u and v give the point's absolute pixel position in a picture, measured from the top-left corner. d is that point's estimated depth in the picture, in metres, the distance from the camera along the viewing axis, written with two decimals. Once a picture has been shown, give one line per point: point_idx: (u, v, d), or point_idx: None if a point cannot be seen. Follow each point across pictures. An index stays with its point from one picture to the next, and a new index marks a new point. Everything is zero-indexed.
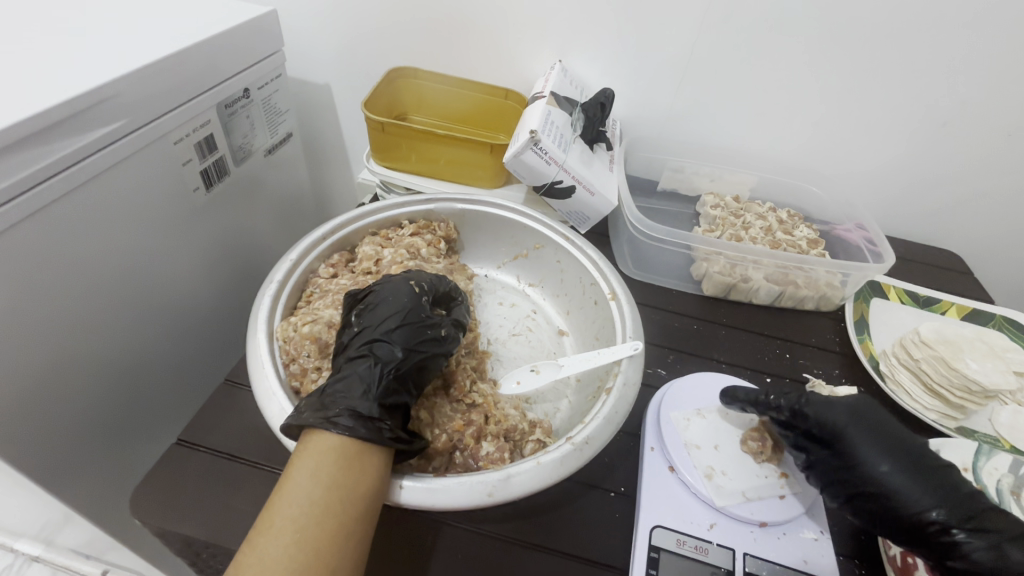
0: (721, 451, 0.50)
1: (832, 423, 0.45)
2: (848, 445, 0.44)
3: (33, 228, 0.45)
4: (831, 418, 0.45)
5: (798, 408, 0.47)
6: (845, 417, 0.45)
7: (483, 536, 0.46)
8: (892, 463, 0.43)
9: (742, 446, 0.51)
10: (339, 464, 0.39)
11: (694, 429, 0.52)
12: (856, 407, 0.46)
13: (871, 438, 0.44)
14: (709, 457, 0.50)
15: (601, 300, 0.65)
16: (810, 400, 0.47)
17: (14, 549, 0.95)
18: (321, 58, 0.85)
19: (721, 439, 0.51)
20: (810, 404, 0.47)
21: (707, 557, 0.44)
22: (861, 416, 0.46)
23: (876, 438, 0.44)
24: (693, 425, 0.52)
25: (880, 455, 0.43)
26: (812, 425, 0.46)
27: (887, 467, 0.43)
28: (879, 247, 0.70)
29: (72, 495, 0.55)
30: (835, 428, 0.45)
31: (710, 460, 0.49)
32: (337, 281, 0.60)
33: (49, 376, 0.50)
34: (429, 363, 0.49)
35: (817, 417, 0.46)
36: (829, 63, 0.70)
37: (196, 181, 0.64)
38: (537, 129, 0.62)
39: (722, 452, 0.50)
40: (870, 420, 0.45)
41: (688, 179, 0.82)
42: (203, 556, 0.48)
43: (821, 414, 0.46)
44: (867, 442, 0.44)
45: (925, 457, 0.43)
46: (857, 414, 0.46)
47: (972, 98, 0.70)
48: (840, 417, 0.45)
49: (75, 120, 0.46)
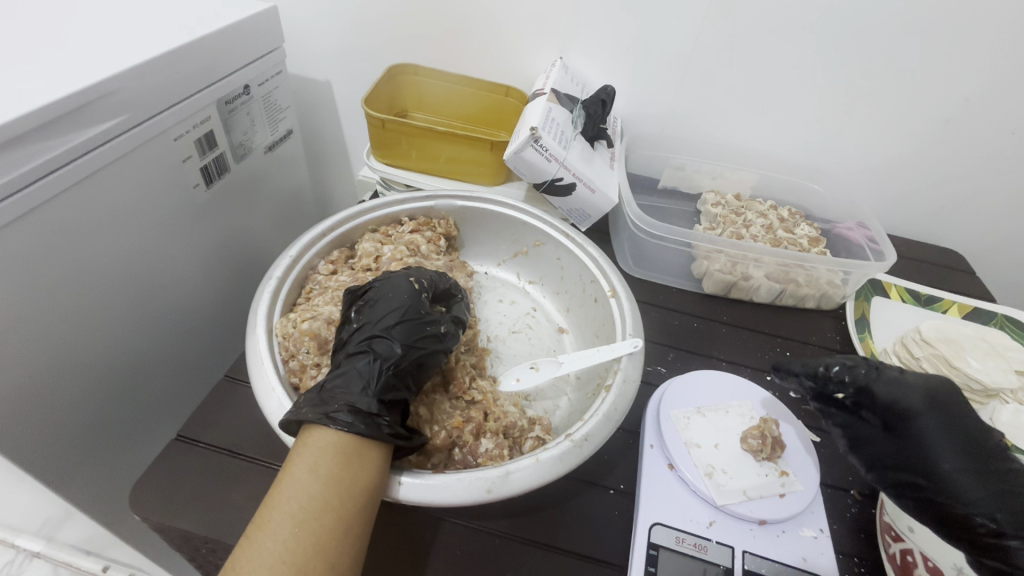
0: (721, 451, 0.50)
1: (904, 403, 0.45)
2: (915, 428, 0.44)
3: (34, 224, 0.45)
4: (905, 399, 0.45)
5: (864, 385, 0.47)
6: (918, 400, 0.45)
7: (480, 532, 0.46)
8: (955, 454, 0.42)
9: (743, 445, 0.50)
10: (336, 459, 0.39)
11: (693, 429, 0.52)
12: (935, 392, 0.46)
13: (942, 428, 0.44)
14: (709, 457, 0.49)
15: (601, 298, 0.65)
16: (883, 378, 0.47)
17: (14, 545, 0.95)
18: (322, 55, 0.85)
19: (720, 439, 0.51)
20: (883, 382, 0.47)
21: (706, 554, 0.44)
22: (938, 403, 0.45)
23: (947, 428, 0.44)
24: (692, 425, 0.52)
25: (943, 446, 0.43)
26: (880, 403, 0.46)
27: (950, 458, 0.42)
28: (880, 245, 0.70)
29: (70, 490, 0.55)
30: (905, 410, 0.45)
31: (711, 461, 0.49)
32: (337, 278, 0.60)
33: (48, 372, 0.49)
34: (428, 360, 0.49)
35: (888, 396, 0.46)
36: (832, 59, 0.69)
37: (197, 177, 0.63)
38: (537, 126, 0.62)
39: (722, 452, 0.50)
40: (947, 409, 0.45)
41: (689, 177, 0.82)
42: (202, 551, 0.48)
43: (893, 392, 0.46)
44: (932, 429, 0.44)
45: (994, 456, 0.42)
46: (934, 399, 0.45)
47: (976, 95, 0.69)
48: (914, 399, 0.45)
49: (74, 116, 0.46)
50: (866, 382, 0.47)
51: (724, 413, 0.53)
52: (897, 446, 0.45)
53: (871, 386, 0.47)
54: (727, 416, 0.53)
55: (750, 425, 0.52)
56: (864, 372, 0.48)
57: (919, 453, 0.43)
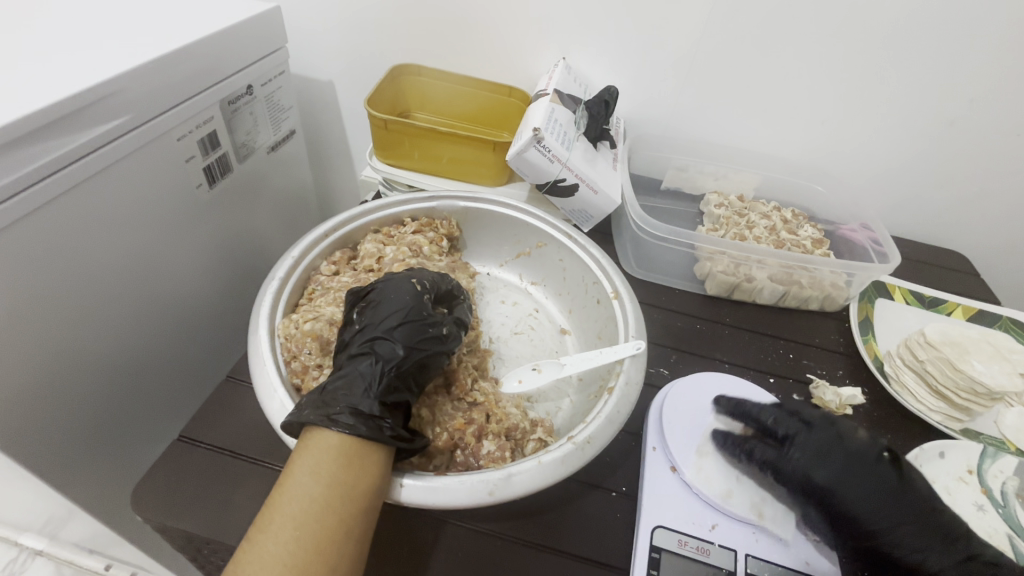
0: (746, 481, 0.48)
1: (815, 474, 0.45)
2: (837, 497, 0.44)
3: (36, 224, 0.45)
4: (816, 474, 0.45)
5: (779, 466, 0.46)
6: (828, 470, 0.45)
7: (482, 534, 0.46)
8: (877, 511, 0.43)
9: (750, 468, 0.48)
10: (338, 461, 0.39)
11: (710, 475, 0.48)
12: (837, 453, 0.46)
13: (858, 488, 0.44)
14: (745, 494, 0.47)
15: (603, 299, 0.65)
16: (790, 454, 0.46)
17: (18, 543, 0.96)
18: (325, 55, 0.85)
19: (735, 469, 0.48)
20: (794, 460, 0.46)
21: (709, 558, 0.44)
22: (848, 464, 0.45)
23: (863, 488, 0.44)
24: (705, 471, 0.48)
25: (866, 505, 0.43)
26: (796, 480, 0.45)
27: (874, 517, 0.43)
28: (884, 247, 0.69)
29: (73, 489, 0.55)
30: (820, 482, 0.44)
31: (750, 496, 0.47)
32: (339, 279, 0.60)
33: (50, 370, 0.49)
34: (431, 362, 0.49)
35: (798, 471, 0.45)
36: (838, 59, 0.69)
37: (199, 177, 0.64)
38: (540, 127, 0.62)
39: (746, 483, 0.47)
40: (858, 468, 0.45)
41: (693, 178, 0.81)
42: (204, 552, 0.48)
43: (801, 465, 0.45)
44: (847, 495, 0.44)
45: (911, 502, 0.44)
46: (839, 461, 0.45)
47: (982, 95, 0.69)
48: (822, 471, 0.45)
49: (76, 116, 0.46)
50: (776, 463, 0.46)
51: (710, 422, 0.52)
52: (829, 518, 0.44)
53: (782, 466, 0.46)
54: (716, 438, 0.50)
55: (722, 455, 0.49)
56: (772, 454, 0.47)
57: (847, 520, 0.43)
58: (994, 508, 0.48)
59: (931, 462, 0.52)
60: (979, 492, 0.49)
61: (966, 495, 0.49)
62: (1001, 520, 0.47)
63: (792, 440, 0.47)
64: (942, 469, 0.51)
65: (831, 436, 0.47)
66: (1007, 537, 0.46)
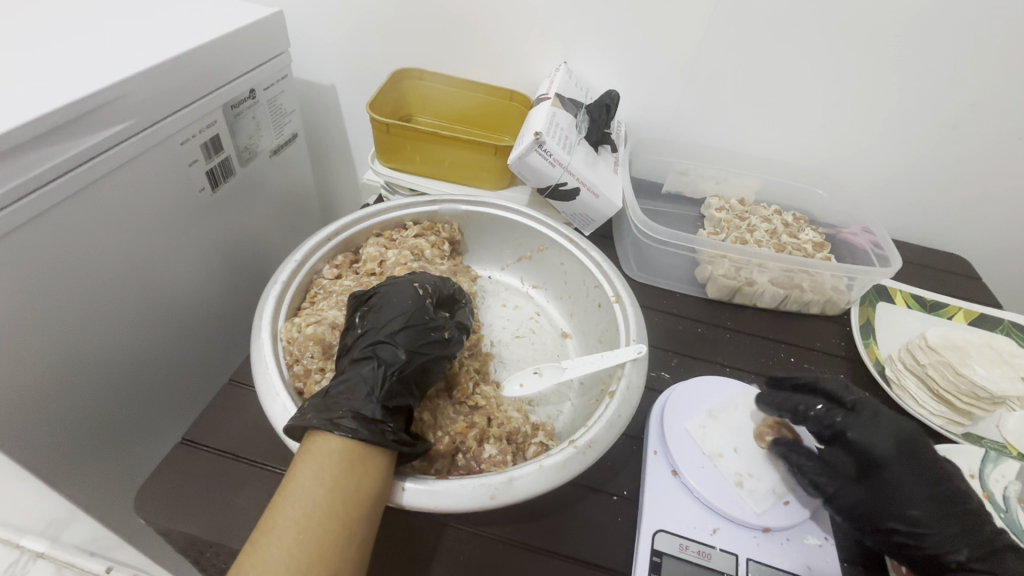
0: (741, 454, 0.50)
1: (873, 445, 0.46)
2: (888, 473, 0.46)
3: (40, 228, 0.46)
4: (878, 445, 0.46)
5: (841, 430, 0.48)
6: (890, 446, 0.46)
7: (484, 538, 0.46)
8: (923, 496, 0.44)
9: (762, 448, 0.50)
10: (341, 466, 0.39)
11: (711, 438, 0.51)
12: (897, 432, 0.47)
13: (912, 471, 0.45)
14: (734, 465, 0.49)
15: (605, 303, 0.65)
16: (857, 421, 0.48)
17: (20, 546, 0.96)
18: (328, 59, 0.85)
19: (738, 441, 0.51)
20: (858, 427, 0.47)
21: (711, 562, 0.44)
22: (908, 446, 0.46)
23: (918, 473, 0.45)
24: (709, 432, 0.51)
25: (914, 489, 0.44)
26: (855, 448, 0.47)
27: (918, 500, 0.44)
28: (885, 250, 0.69)
29: (76, 491, 0.56)
30: (874, 451, 0.46)
31: (737, 468, 0.49)
32: (341, 283, 0.60)
33: (54, 373, 0.50)
34: (433, 366, 0.49)
35: (860, 438, 0.47)
36: (838, 63, 0.69)
37: (203, 181, 0.64)
38: (542, 131, 0.62)
39: (741, 456, 0.50)
40: (917, 452, 0.46)
41: (694, 182, 0.82)
42: (206, 555, 0.48)
43: (865, 435, 0.47)
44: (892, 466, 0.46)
45: (961, 496, 0.44)
46: (896, 438, 0.47)
47: (982, 99, 0.69)
48: (881, 442, 0.47)
49: (80, 122, 0.47)
50: (841, 426, 0.48)
51: (732, 409, 0.53)
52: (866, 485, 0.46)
53: (846, 430, 0.48)
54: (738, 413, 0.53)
55: (761, 421, 0.52)
56: (841, 417, 0.48)
57: (889, 498, 0.45)
58: (996, 512, 0.48)
59: None
60: (981, 497, 0.49)
61: None
62: (1003, 525, 0.47)
63: (861, 409, 0.48)
64: None
65: (902, 419, 0.48)
66: None
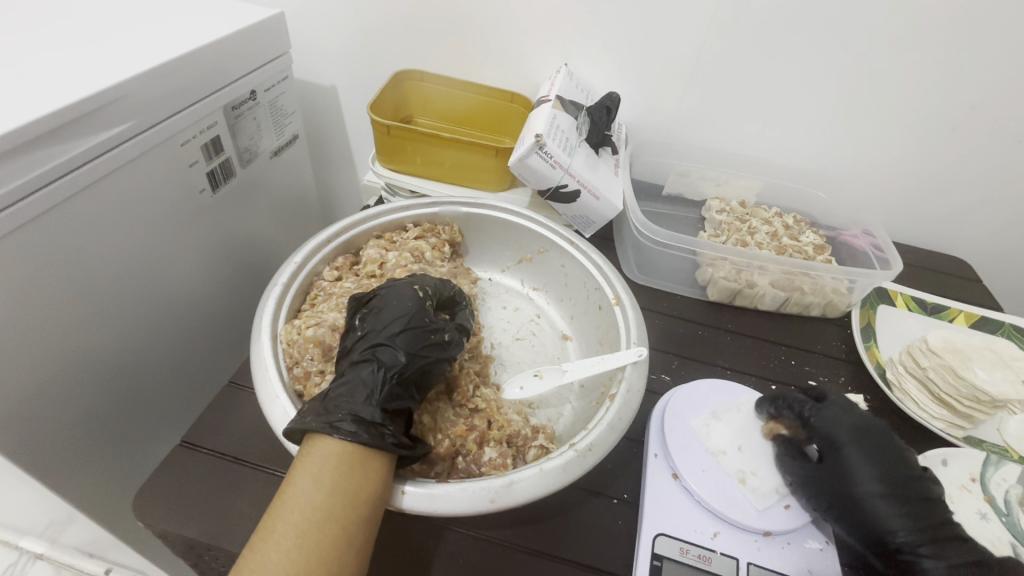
0: (745, 452, 0.50)
1: (836, 435, 0.48)
2: (844, 457, 0.46)
3: (41, 229, 0.46)
4: (840, 434, 0.48)
5: (807, 419, 0.49)
6: (850, 434, 0.47)
7: (483, 541, 0.46)
8: (878, 480, 0.45)
9: (763, 446, 0.50)
10: (339, 469, 0.39)
11: (715, 436, 0.51)
12: (861, 424, 0.48)
13: (869, 456, 0.46)
14: (737, 462, 0.49)
15: (605, 305, 0.65)
16: (823, 410, 0.49)
17: (18, 547, 0.96)
18: (328, 61, 0.85)
19: (743, 440, 0.51)
20: (822, 416, 0.49)
21: (710, 566, 0.44)
22: (867, 433, 0.47)
23: (880, 465, 0.46)
24: (713, 431, 0.51)
25: (871, 475, 0.45)
26: (818, 434, 0.48)
27: (872, 484, 0.45)
28: (886, 253, 0.69)
29: (75, 493, 0.56)
30: (836, 441, 0.47)
31: (741, 466, 0.49)
32: (341, 285, 0.60)
33: (52, 374, 0.50)
34: (432, 369, 0.49)
35: (822, 427, 0.48)
36: (838, 65, 0.69)
37: (203, 182, 0.64)
38: (542, 133, 0.62)
39: (746, 454, 0.50)
40: (875, 438, 0.47)
41: (694, 184, 0.81)
42: (205, 558, 0.48)
43: (829, 425, 0.48)
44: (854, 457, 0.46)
45: (915, 483, 0.45)
46: (860, 430, 0.48)
47: (983, 102, 0.69)
48: (842, 432, 0.48)
49: (81, 123, 0.47)
50: (807, 414, 0.50)
51: (737, 411, 0.53)
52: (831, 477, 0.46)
53: (812, 418, 0.49)
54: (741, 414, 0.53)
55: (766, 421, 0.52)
56: (810, 406, 0.50)
57: (845, 481, 0.45)
58: (998, 516, 0.48)
59: (934, 469, 0.52)
60: (983, 501, 0.49)
61: (970, 504, 0.49)
62: (1005, 529, 0.47)
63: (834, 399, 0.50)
64: (945, 477, 0.51)
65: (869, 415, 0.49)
66: (1011, 546, 0.45)
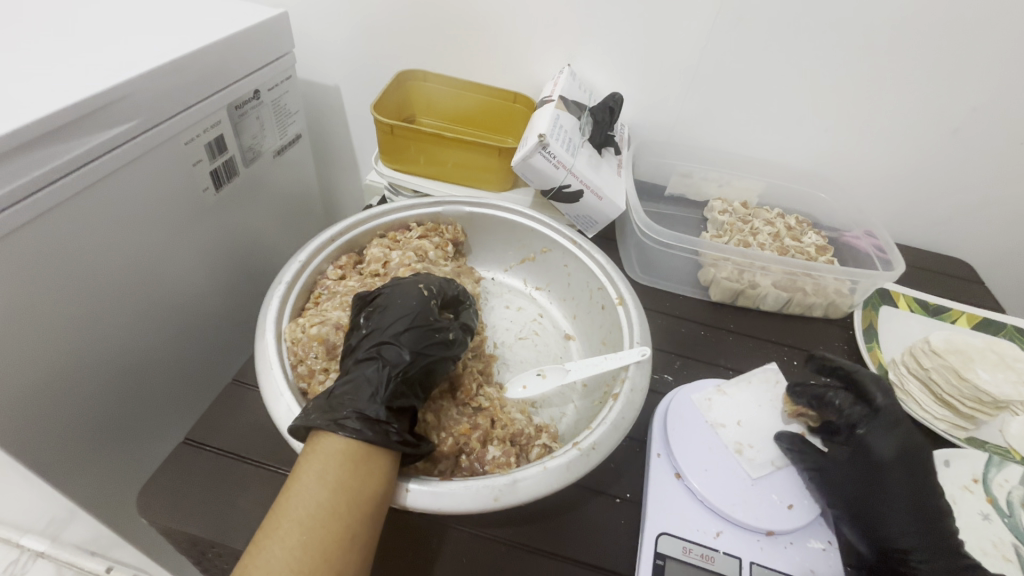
0: (744, 427, 0.52)
1: (878, 449, 0.49)
2: (884, 475, 0.48)
3: (43, 228, 0.46)
4: (883, 448, 0.49)
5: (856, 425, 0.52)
6: (893, 450, 0.49)
7: (487, 540, 0.46)
8: (905, 496, 0.47)
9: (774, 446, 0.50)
10: (344, 466, 0.39)
11: (716, 409, 0.53)
12: (907, 446, 0.49)
13: (905, 476, 0.48)
14: (736, 434, 0.51)
15: (608, 305, 0.65)
16: (874, 421, 0.51)
17: (19, 544, 0.96)
18: (332, 61, 0.86)
19: (742, 415, 0.53)
20: (873, 429, 0.51)
21: (713, 565, 0.44)
22: (909, 455, 0.49)
23: (908, 480, 0.48)
24: (714, 404, 0.54)
25: (899, 489, 0.47)
26: (861, 441, 0.51)
27: (897, 496, 0.47)
28: (889, 254, 0.69)
29: (78, 490, 0.56)
30: (877, 452, 0.49)
31: (739, 437, 0.51)
32: (345, 283, 0.60)
33: (56, 371, 0.50)
34: (436, 367, 0.49)
35: (869, 438, 0.50)
36: (840, 66, 0.69)
37: (207, 181, 0.64)
38: (545, 133, 0.62)
39: (744, 429, 0.52)
40: (916, 461, 0.49)
41: (696, 184, 0.81)
42: (208, 555, 0.48)
43: (875, 438, 0.50)
44: (888, 471, 0.48)
45: (938, 507, 0.46)
46: (904, 450, 0.49)
47: (985, 103, 0.69)
48: (887, 446, 0.49)
49: (87, 121, 0.47)
50: (858, 423, 0.52)
51: (744, 385, 0.56)
52: (857, 478, 0.48)
53: (860, 425, 0.51)
54: (750, 387, 0.56)
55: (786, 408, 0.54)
56: (861, 416, 0.52)
57: (873, 492, 0.47)
58: (1000, 517, 0.48)
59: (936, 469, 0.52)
60: (985, 501, 0.49)
61: (972, 504, 0.49)
62: (1007, 529, 0.47)
63: (883, 412, 0.51)
64: (947, 477, 0.51)
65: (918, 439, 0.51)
66: (1014, 545, 0.46)
